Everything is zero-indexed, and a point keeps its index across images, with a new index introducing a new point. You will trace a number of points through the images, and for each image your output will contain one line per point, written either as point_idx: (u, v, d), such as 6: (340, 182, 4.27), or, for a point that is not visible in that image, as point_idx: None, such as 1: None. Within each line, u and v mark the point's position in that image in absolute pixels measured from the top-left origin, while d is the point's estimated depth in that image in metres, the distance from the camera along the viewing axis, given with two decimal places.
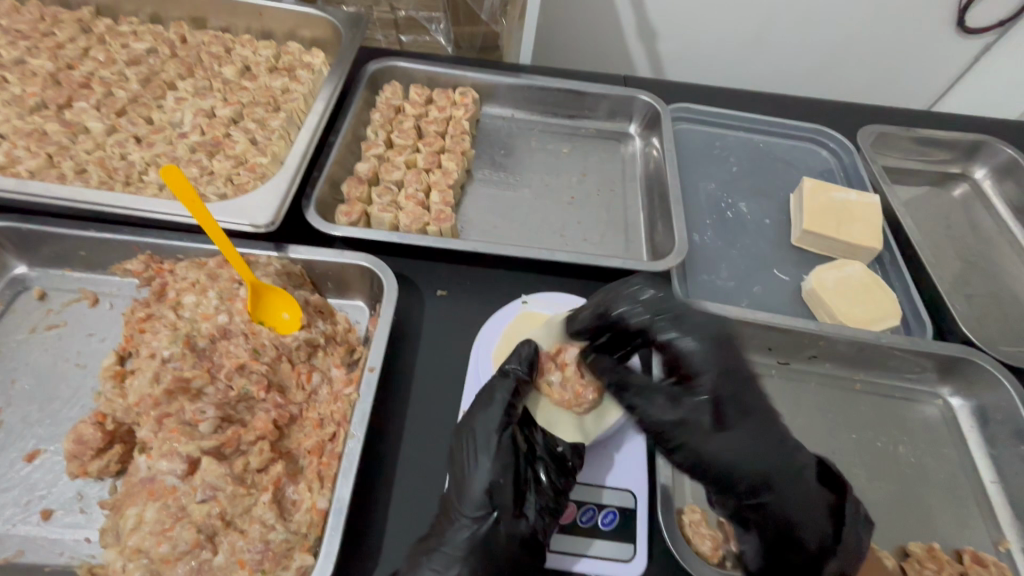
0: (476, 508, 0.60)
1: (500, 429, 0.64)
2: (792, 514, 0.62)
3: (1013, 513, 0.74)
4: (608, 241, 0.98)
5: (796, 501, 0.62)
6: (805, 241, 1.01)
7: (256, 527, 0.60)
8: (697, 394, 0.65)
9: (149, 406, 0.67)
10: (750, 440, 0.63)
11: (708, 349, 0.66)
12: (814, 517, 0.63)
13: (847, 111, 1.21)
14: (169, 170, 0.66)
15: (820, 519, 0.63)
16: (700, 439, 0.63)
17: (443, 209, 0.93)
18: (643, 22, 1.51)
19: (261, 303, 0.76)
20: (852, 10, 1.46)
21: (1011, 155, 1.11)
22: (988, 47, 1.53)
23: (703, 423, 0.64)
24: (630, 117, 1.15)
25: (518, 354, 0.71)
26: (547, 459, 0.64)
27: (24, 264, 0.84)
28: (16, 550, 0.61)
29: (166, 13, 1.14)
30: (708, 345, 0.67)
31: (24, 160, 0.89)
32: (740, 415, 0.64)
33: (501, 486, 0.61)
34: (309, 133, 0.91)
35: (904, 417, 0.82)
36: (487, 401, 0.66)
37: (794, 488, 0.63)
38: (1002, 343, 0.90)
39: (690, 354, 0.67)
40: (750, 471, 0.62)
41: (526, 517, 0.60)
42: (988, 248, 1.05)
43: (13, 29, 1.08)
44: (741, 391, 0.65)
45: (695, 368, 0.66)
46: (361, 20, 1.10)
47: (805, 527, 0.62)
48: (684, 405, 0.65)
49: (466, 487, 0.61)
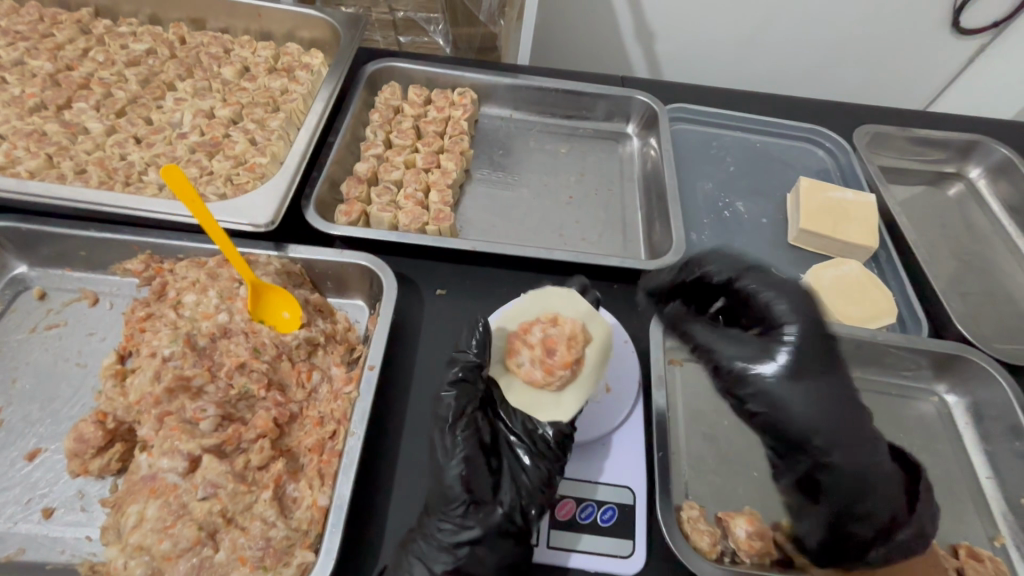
0: (454, 504, 0.60)
1: (461, 424, 0.63)
2: (857, 481, 0.61)
3: (1009, 509, 0.74)
4: (606, 240, 0.98)
5: (852, 458, 0.61)
6: (802, 240, 1.02)
7: (257, 524, 0.60)
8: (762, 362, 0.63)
9: (149, 404, 0.67)
10: (818, 401, 0.61)
11: (799, 297, 0.66)
12: (882, 495, 0.62)
13: (843, 111, 1.22)
14: (170, 169, 0.67)
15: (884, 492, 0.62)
16: (787, 387, 0.62)
17: (442, 208, 0.94)
18: (641, 22, 1.51)
19: (261, 302, 0.77)
20: (848, 11, 1.47)
21: (1006, 155, 1.12)
22: (982, 47, 1.54)
23: (778, 369, 0.62)
24: (627, 117, 1.15)
25: (476, 340, 0.68)
26: (525, 445, 0.64)
27: (24, 264, 0.84)
28: (16, 549, 0.61)
29: (165, 14, 1.14)
30: (797, 299, 0.66)
31: (24, 160, 0.90)
32: (824, 370, 0.63)
33: (476, 479, 0.61)
34: (308, 133, 0.92)
35: (900, 415, 0.83)
36: (443, 399, 0.64)
37: (860, 442, 0.62)
38: (997, 341, 0.91)
39: (786, 304, 0.66)
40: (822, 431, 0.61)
41: (502, 505, 0.61)
42: (983, 247, 1.06)
43: (12, 30, 1.08)
44: (826, 347, 0.64)
45: (790, 319, 0.65)
46: (360, 21, 1.10)
47: (868, 501, 0.61)
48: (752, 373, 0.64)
49: (441, 485, 0.61)
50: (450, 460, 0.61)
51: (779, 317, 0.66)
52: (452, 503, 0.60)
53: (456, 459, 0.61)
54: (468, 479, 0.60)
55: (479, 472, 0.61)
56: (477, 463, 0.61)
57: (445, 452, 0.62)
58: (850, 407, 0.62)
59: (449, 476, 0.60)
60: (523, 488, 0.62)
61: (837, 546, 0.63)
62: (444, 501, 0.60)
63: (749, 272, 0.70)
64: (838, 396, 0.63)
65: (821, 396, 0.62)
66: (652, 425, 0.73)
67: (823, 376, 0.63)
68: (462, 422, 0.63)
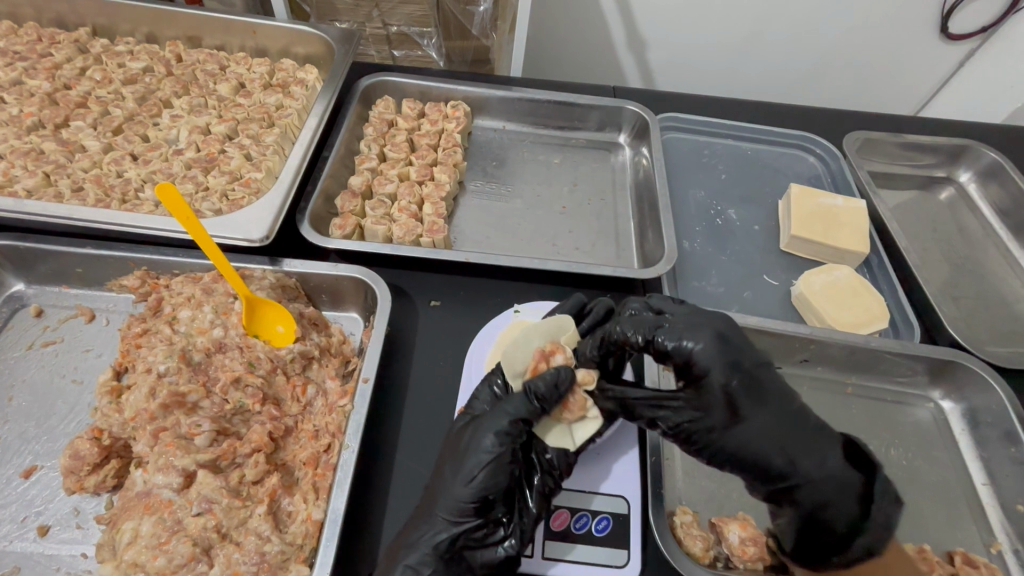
0: (457, 518, 0.60)
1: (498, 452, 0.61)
2: (822, 491, 0.64)
3: (1005, 515, 0.74)
4: (599, 250, 0.99)
5: (816, 460, 0.64)
6: (794, 246, 1.02)
7: (252, 539, 0.60)
8: (710, 394, 0.61)
9: (145, 420, 0.68)
10: (775, 425, 0.63)
11: (707, 344, 0.61)
12: (846, 501, 0.64)
13: (834, 118, 1.24)
14: (164, 187, 0.66)
15: (855, 503, 0.65)
16: (733, 434, 0.62)
17: (435, 220, 0.95)
18: (633, 32, 1.53)
19: (255, 316, 0.77)
20: (838, 19, 1.49)
21: (994, 159, 1.13)
22: (972, 52, 1.56)
23: (737, 400, 0.62)
24: (619, 127, 1.16)
25: (554, 378, 0.64)
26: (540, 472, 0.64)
27: (22, 282, 0.85)
28: (12, 567, 0.61)
29: (161, 33, 1.15)
30: (706, 345, 0.61)
31: (21, 179, 0.91)
32: (761, 399, 0.63)
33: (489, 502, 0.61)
34: (303, 148, 0.93)
35: (895, 420, 0.83)
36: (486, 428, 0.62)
37: (821, 448, 0.64)
38: (990, 344, 0.91)
39: (702, 354, 0.61)
40: (780, 454, 0.63)
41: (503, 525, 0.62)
42: (976, 251, 1.06)
43: (11, 51, 1.10)
44: (755, 378, 0.63)
45: (710, 370, 0.61)
46: (353, 36, 1.12)
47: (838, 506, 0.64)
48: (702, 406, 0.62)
49: (451, 497, 0.61)
50: (474, 476, 0.60)
51: (697, 370, 0.62)
52: (454, 515, 0.60)
53: (482, 477, 0.60)
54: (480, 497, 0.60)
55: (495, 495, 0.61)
56: (496, 486, 0.61)
57: (472, 464, 0.61)
58: (795, 424, 0.64)
59: (471, 491, 0.60)
60: (528, 514, 0.61)
61: (812, 548, 0.65)
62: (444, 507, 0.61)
63: (659, 327, 0.63)
64: (785, 420, 0.64)
65: (764, 428, 0.63)
66: (647, 431, 0.74)
67: (759, 408, 0.63)
68: (505, 446, 0.61)
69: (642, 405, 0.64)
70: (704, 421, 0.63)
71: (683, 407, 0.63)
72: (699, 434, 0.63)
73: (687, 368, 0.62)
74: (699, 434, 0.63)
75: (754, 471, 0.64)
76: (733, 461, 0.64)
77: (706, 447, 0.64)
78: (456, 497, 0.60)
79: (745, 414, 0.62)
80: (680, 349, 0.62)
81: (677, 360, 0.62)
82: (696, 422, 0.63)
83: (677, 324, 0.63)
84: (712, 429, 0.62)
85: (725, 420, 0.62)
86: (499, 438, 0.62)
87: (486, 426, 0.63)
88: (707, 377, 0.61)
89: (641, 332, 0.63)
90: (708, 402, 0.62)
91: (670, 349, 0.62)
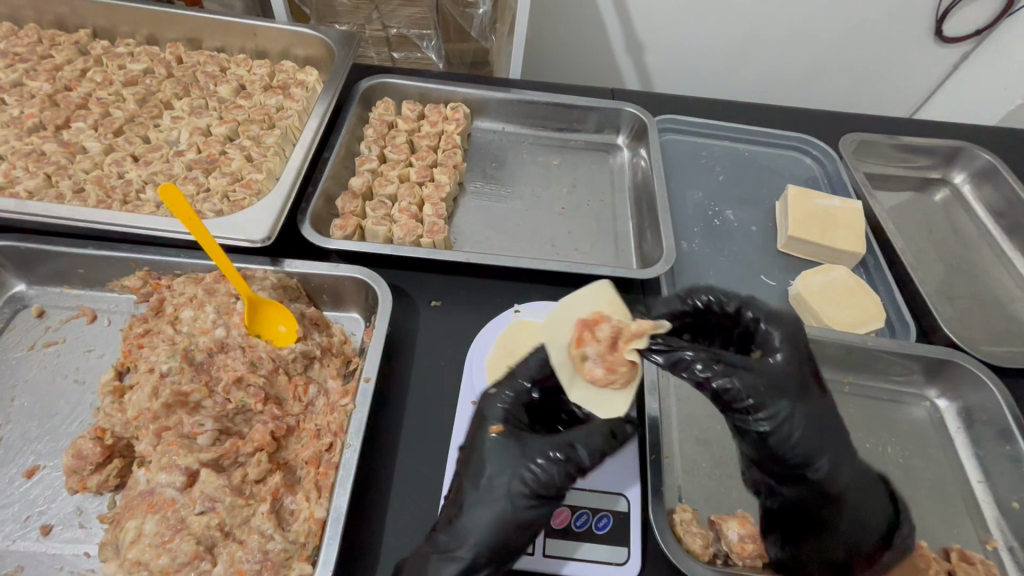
0: (476, 516, 0.60)
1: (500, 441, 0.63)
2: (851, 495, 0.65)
3: (1000, 512, 0.75)
4: (598, 250, 1.00)
5: (835, 458, 0.64)
6: (791, 247, 1.03)
7: (255, 537, 0.60)
8: (780, 370, 0.63)
9: (148, 419, 0.68)
10: (824, 426, 0.63)
11: (790, 321, 0.66)
12: (870, 508, 0.66)
13: (830, 120, 1.25)
14: (168, 189, 0.68)
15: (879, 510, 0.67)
16: (793, 410, 0.61)
17: (436, 221, 0.95)
18: (631, 35, 1.54)
19: (257, 317, 0.78)
20: (834, 22, 1.50)
21: (988, 160, 1.14)
22: (966, 55, 1.57)
23: (797, 386, 0.63)
24: (618, 129, 1.17)
25: (528, 365, 0.68)
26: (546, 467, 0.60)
27: (23, 283, 0.85)
28: (15, 566, 0.61)
29: (162, 35, 1.16)
30: (789, 322, 0.66)
31: (22, 180, 0.91)
32: (814, 399, 0.64)
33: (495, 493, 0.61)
34: (303, 149, 0.93)
35: (892, 419, 0.84)
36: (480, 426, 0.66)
37: (841, 448, 0.65)
38: (985, 343, 0.92)
39: (782, 332, 0.65)
40: (823, 451, 0.63)
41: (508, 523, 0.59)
42: (971, 252, 1.07)
43: (12, 52, 1.10)
44: (811, 375, 0.65)
45: (783, 348, 0.64)
46: (354, 38, 1.12)
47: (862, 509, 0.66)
48: (771, 378, 0.62)
49: (475, 494, 0.62)
50: (504, 510, 0.60)
51: (773, 343, 0.65)
52: (481, 553, 0.58)
53: (512, 510, 0.60)
54: (513, 533, 0.59)
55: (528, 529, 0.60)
56: (525, 518, 0.60)
57: (500, 499, 0.60)
58: (827, 421, 0.64)
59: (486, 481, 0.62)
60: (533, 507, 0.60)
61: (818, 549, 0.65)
62: (468, 537, 0.59)
63: (748, 297, 0.68)
64: (825, 419, 0.64)
65: (812, 414, 0.63)
66: (646, 429, 0.74)
67: (815, 396, 0.64)
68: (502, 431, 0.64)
69: (719, 360, 0.60)
70: (771, 390, 0.61)
71: (759, 371, 0.61)
72: (759, 405, 0.60)
73: (766, 339, 0.65)
74: (763, 404, 0.60)
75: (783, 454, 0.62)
76: (778, 436, 0.61)
77: (765, 418, 0.61)
78: (484, 531, 0.59)
79: (801, 403, 0.62)
80: (767, 320, 0.66)
81: (760, 329, 0.66)
82: (766, 388, 0.61)
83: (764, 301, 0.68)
84: (776, 399, 0.61)
85: (788, 402, 0.61)
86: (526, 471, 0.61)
87: (509, 461, 0.62)
88: (786, 348, 0.64)
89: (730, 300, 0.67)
90: (782, 371, 0.62)
91: (756, 319, 0.66)
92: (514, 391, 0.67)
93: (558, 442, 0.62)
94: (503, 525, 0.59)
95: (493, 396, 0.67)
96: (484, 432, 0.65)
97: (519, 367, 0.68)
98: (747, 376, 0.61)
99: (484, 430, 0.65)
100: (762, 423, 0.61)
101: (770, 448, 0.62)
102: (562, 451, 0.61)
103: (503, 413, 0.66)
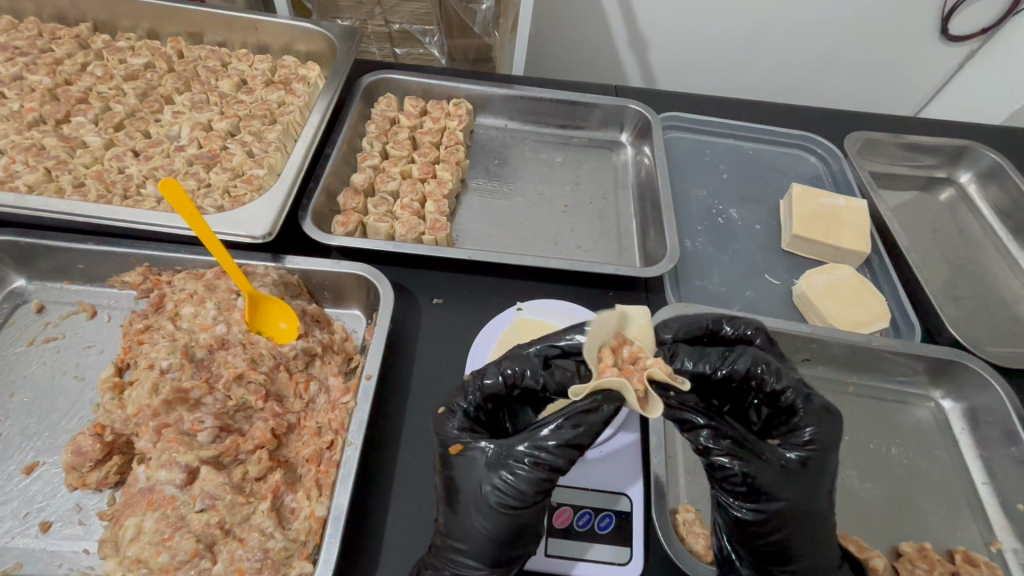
0: (455, 534, 0.60)
1: (460, 455, 0.62)
2: None
3: (1005, 514, 0.74)
4: (601, 248, 0.99)
5: (813, 558, 0.61)
6: (796, 246, 1.02)
7: (256, 535, 0.60)
8: (794, 468, 0.60)
9: (148, 416, 0.68)
10: (818, 529, 0.61)
11: (831, 421, 0.63)
12: None
13: (835, 118, 1.24)
14: (168, 183, 0.67)
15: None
16: (788, 507, 0.59)
17: (438, 218, 0.95)
18: (635, 31, 1.53)
19: (259, 313, 0.77)
20: (838, 20, 1.49)
21: (994, 160, 1.13)
22: (970, 55, 1.56)
23: (806, 489, 0.60)
24: (621, 126, 1.17)
25: (479, 382, 0.66)
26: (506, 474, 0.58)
27: (23, 278, 0.84)
28: (14, 563, 0.61)
29: (163, 29, 1.15)
30: (826, 419, 0.63)
31: (23, 174, 0.90)
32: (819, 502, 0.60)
33: (466, 507, 0.60)
34: (305, 144, 0.93)
35: (895, 419, 0.83)
36: (443, 438, 0.64)
37: (825, 551, 0.61)
38: (990, 344, 0.92)
39: (814, 431, 0.62)
40: (808, 554, 0.61)
41: (481, 538, 0.59)
42: (976, 251, 1.07)
43: (11, 45, 1.09)
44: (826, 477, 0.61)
45: (807, 444, 0.62)
46: (356, 34, 1.11)
47: None
48: (779, 472, 0.59)
49: (451, 513, 0.61)
50: (490, 521, 0.58)
51: (800, 437, 0.63)
52: (489, 562, 0.59)
53: (501, 518, 0.58)
54: (514, 538, 0.58)
55: (527, 528, 0.59)
56: (519, 523, 0.58)
57: (483, 511, 0.59)
58: (820, 525, 0.61)
59: (453, 499, 0.61)
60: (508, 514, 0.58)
61: None
62: (465, 553, 0.59)
63: (795, 380, 0.65)
64: (823, 524, 0.61)
65: (808, 515, 0.60)
66: (649, 429, 0.74)
67: (820, 498, 0.61)
68: (464, 442, 0.63)
69: (728, 437, 0.59)
70: (774, 480, 0.59)
71: (768, 463, 0.59)
72: (754, 492, 0.59)
73: (795, 430, 0.63)
74: (761, 493, 0.59)
75: (757, 542, 0.60)
76: (758, 526, 0.60)
77: (753, 508, 0.59)
78: (480, 545, 0.59)
79: (801, 506, 0.59)
80: (807, 414, 0.63)
81: (796, 417, 0.63)
82: (768, 479, 0.59)
83: (813, 392, 0.64)
84: (774, 495, 0.59)
85: (785, 499, 0.59)
86: (498, 478, 0.59)
87: (477, 472, 0.60)
88: (812, 448, 0.61)
89: (778, 380, 0.64)
90: (796, 467, 0.60)
91: (795, 407, 0.64)
92: (463, 407, 0.66)
93: (522, 446, 0.59)
94: (498, 535, 0.58)
95: (443, 416, 0.66)
96: (447, 455, 0.63)
97: (469, 379, 0.67)
98: (756, 462, 0.59)
99: (446, 451, 0.63)
100: (746, 510, 0.60)
101: (748, 536, 0.61)
102: (528, 455, 0.58)
103: (457, 430, 0.64)
